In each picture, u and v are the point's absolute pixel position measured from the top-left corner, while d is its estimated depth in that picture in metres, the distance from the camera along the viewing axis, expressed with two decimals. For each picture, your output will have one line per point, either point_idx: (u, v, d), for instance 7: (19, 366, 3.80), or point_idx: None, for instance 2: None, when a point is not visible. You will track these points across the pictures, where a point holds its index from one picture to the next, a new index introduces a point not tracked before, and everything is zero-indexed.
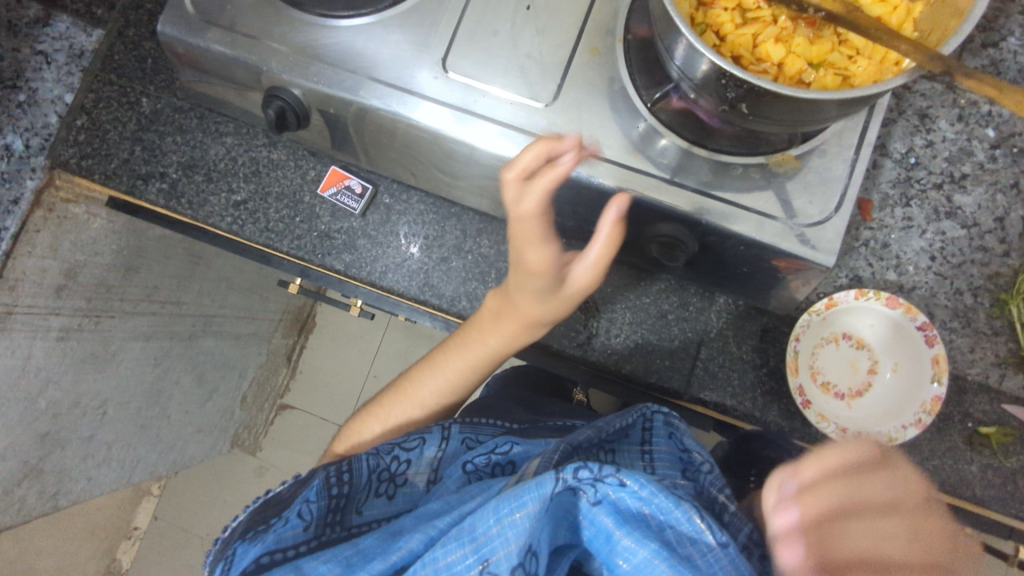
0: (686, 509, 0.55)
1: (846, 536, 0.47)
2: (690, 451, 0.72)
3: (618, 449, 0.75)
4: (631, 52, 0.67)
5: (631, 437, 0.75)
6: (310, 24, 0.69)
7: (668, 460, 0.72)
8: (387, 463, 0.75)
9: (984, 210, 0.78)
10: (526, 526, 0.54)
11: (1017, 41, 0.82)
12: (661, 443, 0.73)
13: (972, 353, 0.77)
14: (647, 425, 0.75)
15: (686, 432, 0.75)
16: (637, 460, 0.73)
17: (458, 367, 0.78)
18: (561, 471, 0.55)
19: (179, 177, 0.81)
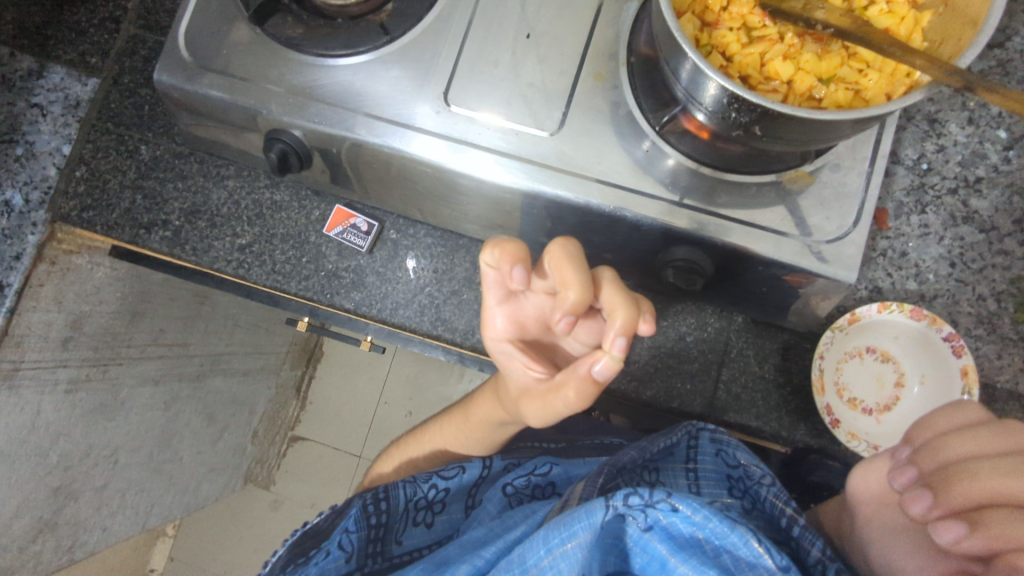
0: (745, 533, 0.51)
1: (972, 482, 0.55)
2: (744, 466, 0.71)
3: (663, 469, 0.73)
4: (635, 75, 0.66)
5: (676, 454, 0.73)
6: (307, 64, 0.68)
7: (714, 479, 0.71)
8: (424, 491, 0.83)
9: (1001, 213, 0.77)
10: (578, 555, 0.55)
11: None
12: (707, 461, 0.71)
13: (1000, 359, 0.75)
14: (693, 444, 0.73)
15: (736, 446, 0.72)
16: (682, 479, 0.71)
17: (477, 412, 0.81)
18: (610, 498, 0.53)
19: (181, 224, 0.80)
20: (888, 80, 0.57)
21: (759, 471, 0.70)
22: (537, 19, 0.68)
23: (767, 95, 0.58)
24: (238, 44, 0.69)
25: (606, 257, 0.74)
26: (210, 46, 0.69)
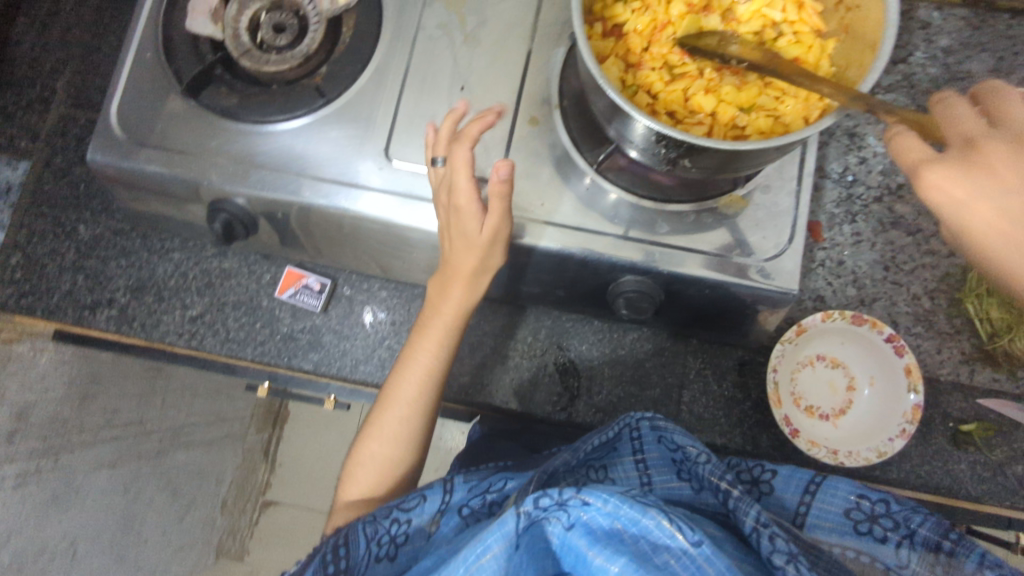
0: (654, 515, 0.46)
1: None
2: (682, 447, 0.61)
3: (610, 465, 0.65)
4: (569, 118, 0.69)
5: (620, 450, 0.66)
6: (245, 133, 0.68)
7: (663, 465, 0.63)
8: (389, 528, 0.59)
9: (925, 216, 0.82)
10: (496, 570, 0.46)
11: (924, 54, 0.86)
12: (654, 450, 0.64)
13: (940, 354, 0.79)
14: (635, 437, 0.65)
15: (676, 428, 0.64)
16: (632, 471, 0.64)
17: (409, 385, 0.69)
18: (519, 504, 0.47)
19: (128, 301, 0.79)
20: (803, 104, 0.60)
21: (693, 449, 0.61)
22: (469, 71, 0.70)
23: (692, 129, 0.61)
24: (172, 117, 0.69)
25: (559, 293, 0.75)
26: (144, 122, 0.69)
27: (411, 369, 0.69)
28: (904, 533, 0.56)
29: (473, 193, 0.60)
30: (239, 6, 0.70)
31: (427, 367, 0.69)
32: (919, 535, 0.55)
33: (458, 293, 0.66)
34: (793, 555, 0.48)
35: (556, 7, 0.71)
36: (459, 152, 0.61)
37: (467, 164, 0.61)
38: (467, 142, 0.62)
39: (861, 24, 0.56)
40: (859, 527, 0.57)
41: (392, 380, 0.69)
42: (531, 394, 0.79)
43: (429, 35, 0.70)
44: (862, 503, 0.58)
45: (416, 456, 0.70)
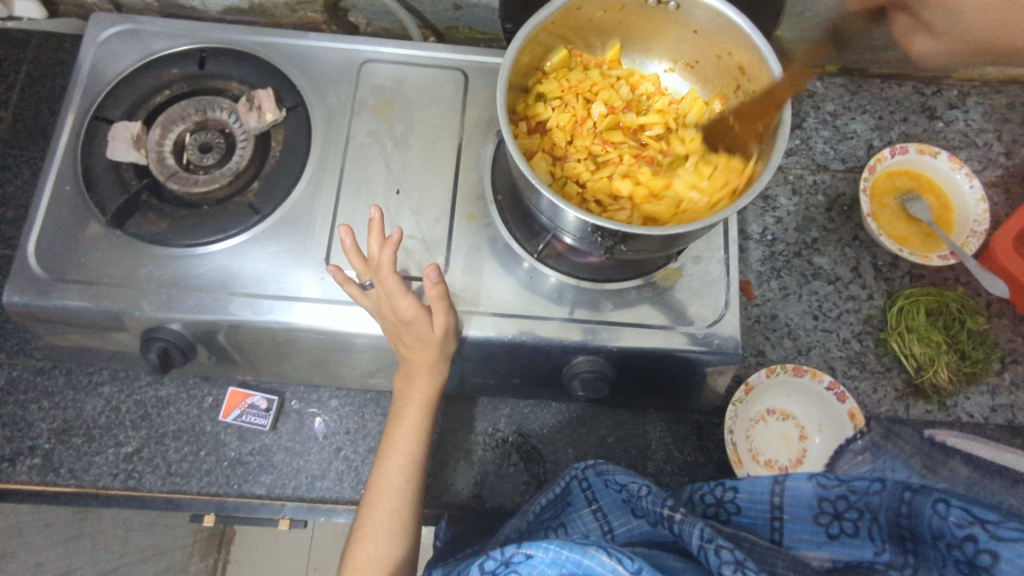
0: (594, 553, 0.43)
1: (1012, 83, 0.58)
2: (624, 483, 0.60)
3: (568, 521, 0.62)
4: (505, 211, 0.71)
5: (575, 504, 0.64)
6: (177, 257, 0.66)
7: (619, 508, 0.60)
8: None
9: (841, 265, 0.88)
10: None
11: (815, 119, 0.95)
12: (606, 496, 0.62)
13: (876, 392, 0.83)
14: (585, 487, 0.64)
15: (619, 468, 0.62)
16: (592, 522, 0.60)
17: (393, 474, 0.62)
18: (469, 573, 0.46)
19: (53, 445, 0.73)
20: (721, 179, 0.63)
21: (634, 483, 0.59)
22: (403, 175, 0.71)
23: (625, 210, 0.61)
24: (96, 248, 0.66)
25: (514, 381, 0.75)
26: (64, 255, 0.66)
27: (391, 456, 0.63)
28: (871, 519, 0.45)
29: (416, 307, 0.60)
30: (162, 130, 0.70)
31: (408, 454, 0.64)
32: (883, 519, 0.45)
33: (422, 387, 0.65)
34: (741, 562, 0.44)
35: (480, 109, 0.74)
36: (385, 278, 0.60)
37: (401, 285, 0.60)
38: (391, 267, 0.60)
39: (758, 108, 0.61)
40: (831, 531, 0.47)
41: (374, 475, 0.63)
42: (497, 487, 0.77)
43: (360, 143, 0.72)
44: (823, 505, 0.48)
45: (413, 553, 0.61)
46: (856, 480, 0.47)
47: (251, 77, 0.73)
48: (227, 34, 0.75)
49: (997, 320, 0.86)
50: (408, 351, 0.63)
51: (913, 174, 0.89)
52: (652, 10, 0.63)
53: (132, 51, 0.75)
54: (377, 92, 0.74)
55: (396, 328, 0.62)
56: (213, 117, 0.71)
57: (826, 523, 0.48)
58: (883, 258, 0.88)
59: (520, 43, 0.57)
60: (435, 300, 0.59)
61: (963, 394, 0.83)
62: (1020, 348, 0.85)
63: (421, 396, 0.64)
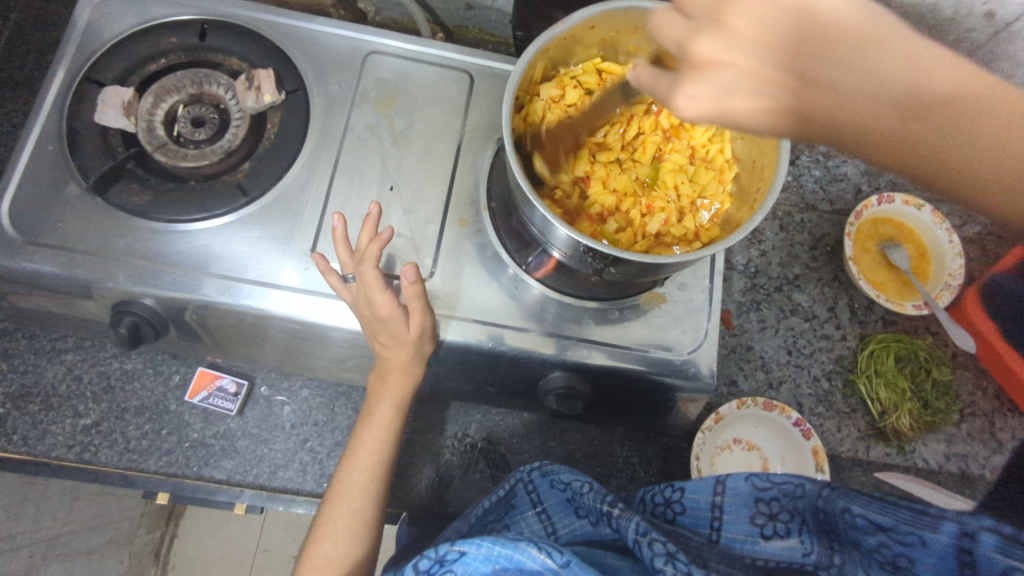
0: (525, 547, 0.44)
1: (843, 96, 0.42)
2: (568, 482, 0.60)
3: (511, 522, 0.59)
4: (497, 218, 0.70)
5: (518, 506, 0.61)
6: (158, 232, 0.65)
7: (563, 508, 0.59)
8: None
9: (819, 303, 0.90)
10: None
11: (808, 158, 0.96)
12: (551, 496, 0.61)
13: (840, 431, 0.85)
14: (531, 489, 0.63)
15: (562, 467, 0.63)
16: (535, 524, 0.58)
17: (359, 474, 0.62)
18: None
19: (8, 411, 0.71)
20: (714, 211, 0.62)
21: (579, 482, 0.60)
22: (398, 172, 0.70)
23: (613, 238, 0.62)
24: (75, 214, 0.64)
25: (489, 389, 0.75)
26: (39, 217, 0.64)
27: (359, 455, 0.63)
28: (800, 520, 0.48)
29: (393, 306, 0.59)
30: (155, 99, 0.68)
31: (376, 454, 0.63)
32: (810, 520, 0.48)
33: (395, 388, 0.64)
34: (672, 554, 0.46)
35: (482, 114, 0.74)
36: (367, 274, 0.59)
37: (380, 281, 0.59)
38: (374, 262, 0.60)
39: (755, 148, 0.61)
40: (765, 530, 0.50)
41: (340, 472, 0.62)
42: (460, 492, 0.77)
43: (358, 135, 0.71)
44: (759, 505, 0.51)
45: (371, 555, 0.60)
46: (785, 483, 0.51)
47: (253, 56, 0.72)
48: (232, 7, 0.74)
49: (961, 372, 0.89)
50: (383, 349, 0.62)
51: (893, 223, 0.91)
52: (666, 38, 0.63)
53: (131, 14, 0.72)
54: (381, 85, 0.73)
55: (372, 325, 0.61)
56: (209, 92, 0.70)
57: (760, 523, 0.50)
58: (859, 301, 0.90)
59: (531, 52, 0.56)
60: (411, 298, 0.59)
61: (921, 440, 0.85)
62: (979, 401, 0.88)
63: (393, 398, 0.64)
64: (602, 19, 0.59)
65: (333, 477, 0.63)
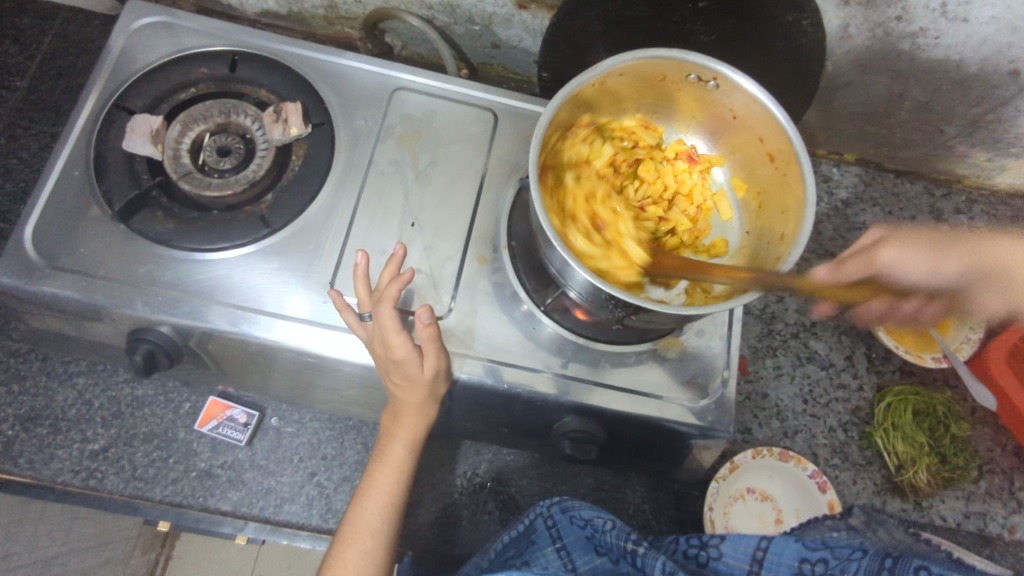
0: None
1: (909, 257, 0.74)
2: (588, 519, 0.60)
3: (531, 558, 0.59)
4: (517, 258, 0.70)
5: (538, 541, 0.61)
6: (178, 261, 0.65)
7: (582, 546, 0.59)
8: None
9: (835, 352, 0.89)
10: None
11: (826, 205, 0.96)
12: (570, 533, 0.61)
13: (856, 484, 0.84)
14: (550, 525, 0.62)
15: (582, 506, 0.62)
16: (555, 560, 0.58)
17: (368, 514, 0.60)
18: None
19: (16, 433, 0.70)
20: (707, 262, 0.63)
21: (600, 518, 0.59)
22: (420, 209, 0.70)
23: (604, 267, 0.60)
24: (98, 239, 0.64)
25: (502, 430, 0.74)
26: (59, 240, 0.63)
27: (369, 496, 0.61)
28: None
29: (408, 347, 0.58)
30: (182, 127, 0.68)
31: (388, 494, 0.62)
32: None
33: (407, 427, 0.63)
34: None
35: (504, 153, 0.74)
36: (384, 314, 0.59)
37: (396, 320, 0.59)
38: (391, 302, 0.60)
39: (783, 199, 0.61)
40: None
41: (350, 511, 0.61)
42: (468, 533, 0.76)
43: (381, 170, 0.71)
44: (804, 567, 0.50)
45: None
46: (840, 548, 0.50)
47: (281, 88, 0.72)
48: (263, 40, 0.75)
49: (979, 427, 0.88)
50: (397, 389, 0.62)
51: None
52: (692, 86, 0.63)
53: (164, 44, 0.73)
54: (406, 121, 0.74)
55: (386, 365, 0.61)
56: (235, 122, 0.70)
57: None
58: (876, 351, 0.89)
59: (560, 99, 0.57)
60: (426, 340, 0.58)
61: (939, 497, 0.84)
62: (998, 458, 0.87)
63: (407, 438, 0.63)
64: (632, 67, 0.59)
65: (342, 517, 0.61)
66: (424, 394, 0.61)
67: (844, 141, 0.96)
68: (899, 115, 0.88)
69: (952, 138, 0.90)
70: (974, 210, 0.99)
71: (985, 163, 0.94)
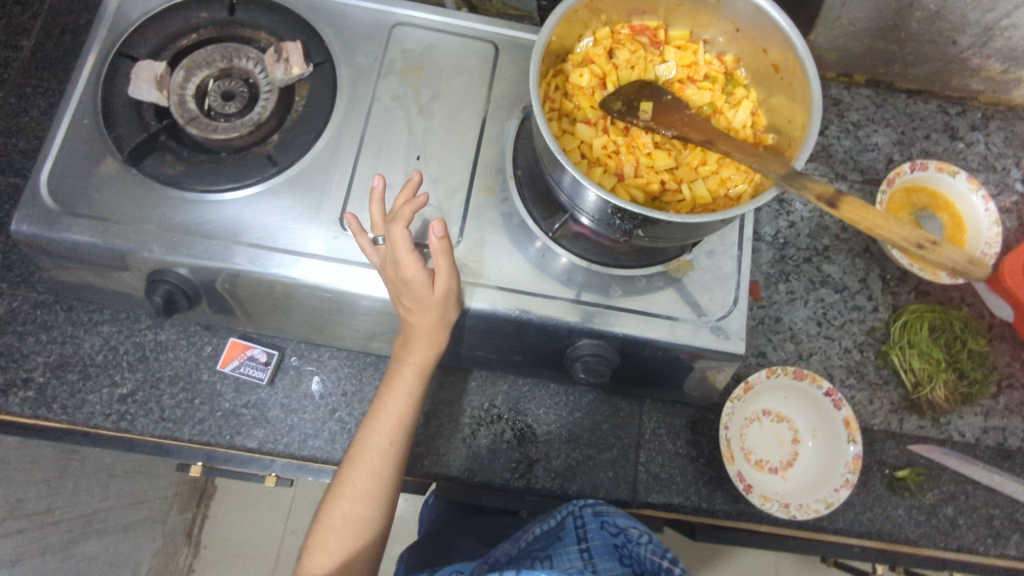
0: None
1: None
2: (622, 528, 0.61)
3: (555, 555, 0.61)
4: (524, 186, 0.70)
5: (565, 539, 0.63)
6: (192, 203, 0.66)
7: (607, 552, 0.60)
8: None
9: (849, 274, 0.88)
10: None
11: (838, 128, 0.94)
12: (598, 537, 0.61)
13: (872, 404, 0.84)
14: (579, 524, 0.63)
15: (618, 514, 0.64)
16: (577, 560, 0.59)
17: (377, 437, 0.62)
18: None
19: (47, 379, 0.72)
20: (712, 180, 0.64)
21: (635, 530, 0.61)
22: (424, 142, 0.70)
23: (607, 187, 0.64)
24: (112, 185, 0.65)
25: (516, 358, 0.75)
26: (74, 188, 0.65)
27: (380, 418, 0.63)
28: None
29: (417, 267, 0.59)
30: (186, 73, 0.69)
31: (398, 418, 0.64)
32: None
33: (419, 352, 0.64)
34: None
35: (507, 83, 0.74)
36: (395, 233, 0.60)
37: (406, 239, 0.59)
38: (402, 223, 0.60)
39: (791, 108, 0.61)
40: None
41: (360, 433, 0.63)
42: (488, 462, 0.77)
43: (384, 106, 0.71)
44: None
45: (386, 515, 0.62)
46: None
47: (281, 29, 0.72)
48: None
49: (998, 343, 0.87)
50: (408, 313, 0.63)
51: (928, 190, 0.89)
52: None
53: None
54: (407, 56, 0.73)
55: (397, 287, 0.62)
56: (238, 66, 0.70)
57: None
58: (891, 272, 0.89)
59: (557, 15, 0.57)
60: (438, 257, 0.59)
61: (956, 413, 0.84)
62: (1018, 373, 0.86)
63: (418, 363, 0.64)
64: None
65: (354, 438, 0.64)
66: (433, 317, 0.62)
67: (855, 60, 0.94)
68: (911, 28, 0.86)
69: (966, 50, 0.88)
70: (992, 126, 0.96)
71: (1000, 76, 0.92)
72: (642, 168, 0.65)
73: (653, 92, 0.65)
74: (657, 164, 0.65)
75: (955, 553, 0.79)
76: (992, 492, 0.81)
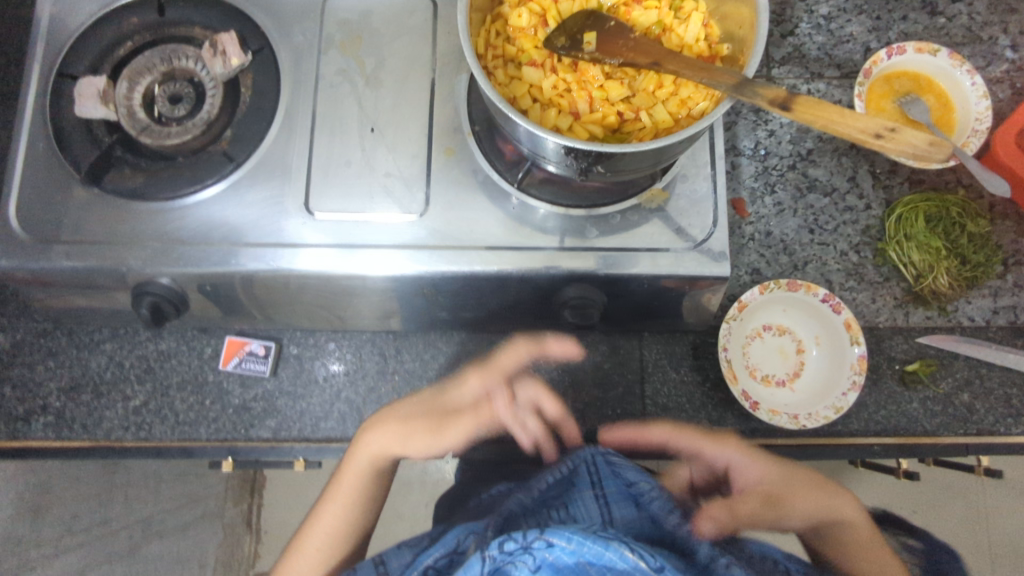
0: (616, 548, 0.51)
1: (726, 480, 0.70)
2: (635, 481, 0.70)
3: (570, 502, 0.70)
4: (484, 142, 0.69)
5: (580, 484, 0.72)
6: (160, 212, 0.66)
7: (623, 499, 0.69)
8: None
9: (837, 175, 0.86)
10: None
11: (808, 25, 0.90)
12: (611, 484, 0.71)
13: (875, 303, 0.83)
14: (592, 471, 0.72)
15: (628, 465, 0.73)
16: (594, 507, 0.69)
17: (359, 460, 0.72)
18: (486, 550, 0.52)
19: (64, 402, 0.75)
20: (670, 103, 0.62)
21: (646, 482, 0.70)
22: (377, 112, 0.70)
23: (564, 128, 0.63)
24: (79, 208, 0.66)
25: (506, 313, 0.75)
26: (44, 216, 0.66)
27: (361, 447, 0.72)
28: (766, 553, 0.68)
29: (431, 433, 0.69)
30: (130, 84, 0.68)
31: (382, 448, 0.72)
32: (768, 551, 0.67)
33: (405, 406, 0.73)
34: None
35: (451, 38, 0.72)
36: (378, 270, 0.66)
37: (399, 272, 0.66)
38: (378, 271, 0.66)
39: (739, 12, 0.58)
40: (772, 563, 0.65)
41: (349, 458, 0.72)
42: None
43: (330, 82, 0.70)
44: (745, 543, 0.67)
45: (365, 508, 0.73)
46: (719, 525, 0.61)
47: (215, 22, 0.71)
48: None
49: (1001, 221, 0.84)
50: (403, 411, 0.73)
51: (910, 75, 0.86)
52: None
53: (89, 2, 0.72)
54: (345, 28, 0.72)
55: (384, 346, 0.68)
56: (179, 67, 0.70)
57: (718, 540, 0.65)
58: (881, 166, 0.86)
59: None
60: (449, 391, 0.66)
61: (964, 298, 0.82)
62: None
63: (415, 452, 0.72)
64: None
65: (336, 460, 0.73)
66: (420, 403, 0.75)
67: None
68: None
69: None
70: None
71: None
72: (597, 102, 0.63)
73: (596, 21, 0.62)
74: (612, 96, 0.63)
75: (976, 437, 0.79)
76: (1008, 372, 0.80)
